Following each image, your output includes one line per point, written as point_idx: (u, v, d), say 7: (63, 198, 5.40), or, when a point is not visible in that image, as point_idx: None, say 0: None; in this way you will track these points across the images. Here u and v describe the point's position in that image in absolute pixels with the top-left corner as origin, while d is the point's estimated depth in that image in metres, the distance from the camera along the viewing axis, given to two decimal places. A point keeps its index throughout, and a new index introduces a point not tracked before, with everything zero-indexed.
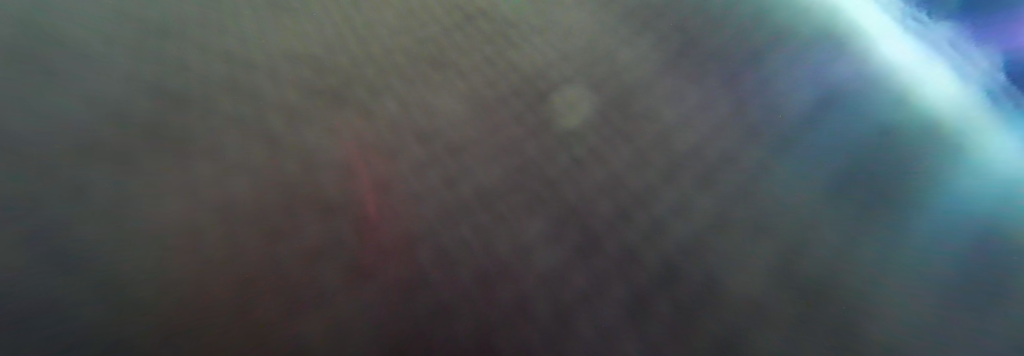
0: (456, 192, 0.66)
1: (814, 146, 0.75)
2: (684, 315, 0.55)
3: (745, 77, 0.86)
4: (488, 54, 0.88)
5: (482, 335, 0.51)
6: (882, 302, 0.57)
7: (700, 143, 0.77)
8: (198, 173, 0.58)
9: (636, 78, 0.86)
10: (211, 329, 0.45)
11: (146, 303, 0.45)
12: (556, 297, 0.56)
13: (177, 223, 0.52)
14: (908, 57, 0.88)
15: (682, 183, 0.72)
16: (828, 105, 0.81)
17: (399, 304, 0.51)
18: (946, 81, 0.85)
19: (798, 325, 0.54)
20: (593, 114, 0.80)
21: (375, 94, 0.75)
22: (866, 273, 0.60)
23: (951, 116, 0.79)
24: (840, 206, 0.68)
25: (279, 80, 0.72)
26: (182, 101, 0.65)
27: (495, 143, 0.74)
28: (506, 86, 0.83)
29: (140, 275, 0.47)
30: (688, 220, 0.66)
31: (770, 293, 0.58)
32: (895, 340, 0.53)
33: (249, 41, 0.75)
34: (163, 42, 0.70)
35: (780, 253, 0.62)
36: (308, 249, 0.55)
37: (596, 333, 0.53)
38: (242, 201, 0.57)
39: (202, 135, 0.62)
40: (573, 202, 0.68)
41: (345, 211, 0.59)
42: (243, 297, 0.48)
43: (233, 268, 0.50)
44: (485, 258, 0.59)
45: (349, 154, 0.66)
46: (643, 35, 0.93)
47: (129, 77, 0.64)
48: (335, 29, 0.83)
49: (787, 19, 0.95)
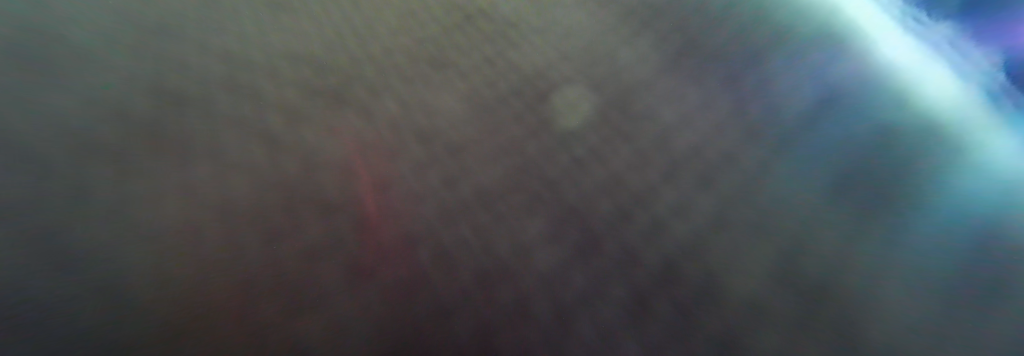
0: (456, 191, 0.66)
1: (814, 147, 0.75)
2: (685, 314, 0.55)
3: (745, 77, 0.86)
4: (488, 54, 0.88)
5: (482, 334, 0.50)
6: (882, 302, 0.57)
7: (700, 143, 0.77)
8: (199, 173, 0.58)
9: (636, 78, 0.86)
10: (211, 330, 0.45)
11: (146, 304, 0.45)
12: (557, 298, 0.56)
13: (177, 223, 0.53)
14: (907, 57, 0.88)
15: (682, 183, 0.72)
16: (828, 105, 0.81)
17: (399, 304, 0.51)
18: (946, 81, 0.85)
19: (797, 325, 0.54)
20: (592, 114, 0.80)
21: (376, 94, 0.76)
22: (866, 274, 0.60)
23: (951, 116, 0.79)
24: (840, 206, 0.68)
25: (280, 81, 0.72)
26: (183, 101, 0.65)
27: (495, 142, 0.74)
28: (506, 86, 0.83)
29: (139, 276, 0.47)
30: (687, 220, 0.67)
31: (771, 294, 0.58)
32: (896, 339, 0.53)
33: (249, 41, 0.76)
34: (163, 43, 0.71)
35: (781, 253, 0.62)
36: (308, 249, 0.55)
37: (596, 333, 0.53)
38: (241, 201, 0.57)
39: (202, 135, 0.62)
40: (573, 202, 0.68)
41: (345, 211, 0.60)
42: (243, 297, 0.48)
43: (234, 268, 0.51)
44: (485, 258, 0.59)
45: (349, 154, 0.66)
46: (643, 34, 0.93)
47: (131, 77, 0.65)
48: (334, 28, 0.83)
49: (787, 19, 0.95)
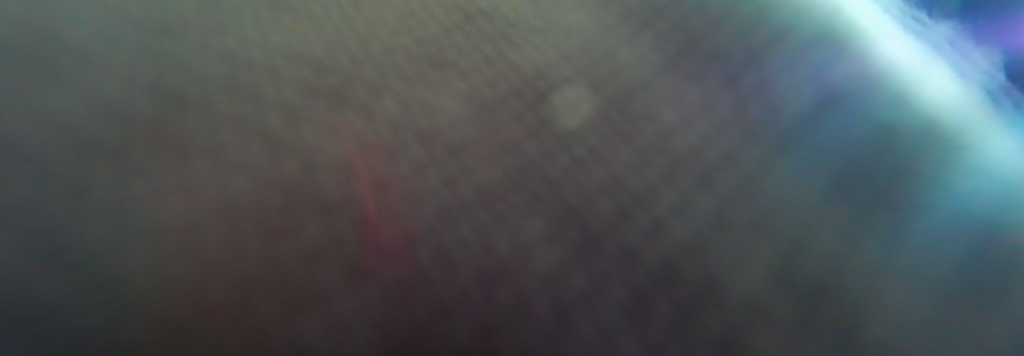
0: (456, 192, 0.66)
1: (814, 147, 0.75)
2: (684, 315, 0.55)
3: (746, 76, 0.86)
4: (488, 54, 0.88)
5: (482, 334, 0.51)
6: (883, 303, 0.57)
7: (699, 143, 0.77)
8: (198, 174, 0.58)
9: (636, 78, 0.86)
10: (211, 330, 0.45)
11: (146, 302, 0.45)
12: (557, 298, 0.56)
13: (177, 223, 0.53)
14: (908, 56, 0.88)
15: (681, 183, 0.72)
16: (828, 104, 0.81)
17: (399, 305, 0.51)
18: (946, 81, 0.85)
19: (798, 326, 0.54)
20: (592, 115, 0.80)
21: (375, 94, 0.75)
22: (866, 275, 0.60)
23: (951, 116, 0.79)
24: (839, 206, 0.68)
25: (280, 80, 0.72)
26: (183, 101, 0.65)
27: (495, 143, 0.74)
28: (506, 86, 0.83)
29: (137, 277, 0.47)
30: (687, 220, 0.66)
31: (770, 293, 0.58)
32: (895, 340, 0.53)
33: (250, 41, 0.76)
34: (164, 43, 0.71)
35: (780, 252, 0.62)
36: (308, 250, 0.55)
37: (596, 334, 0.53)
38: (243, 200, 0.57)
39: (201, 136, 0.62)
40: (573, 202, 0.68)
41: (345, 212, 0.59)
42: (241, 297, 0.48)
43: (235, 268, 0.51)
44: (485, 258, 0.59)
45: (349, 154, 0.66)
46: (643, 34, 0.93)
47: (131, 78, 0.65)
48: (334, 28, 0.83)
49: (787, 19, 0.95)
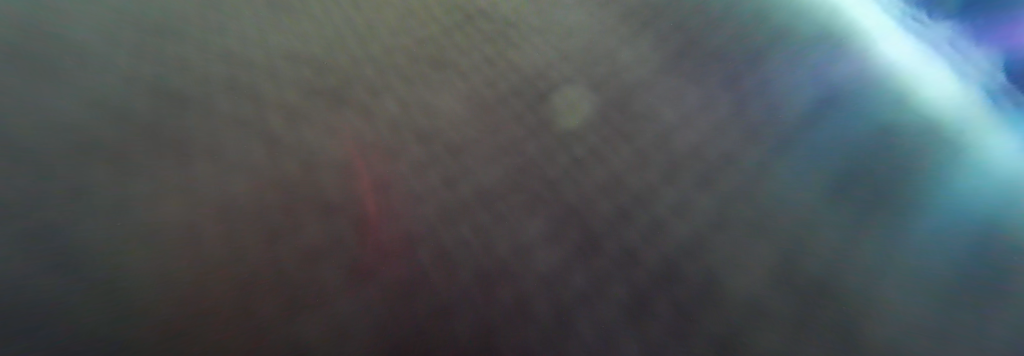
0: (456, 191, 0.66)
1: (814, 146, 0.75)
2: (684, 314, 0.55)
3: (746, 76, 0.86)
4: (488, 54, 0.88)
5: (483, 333, 0.50)
6: (883, 303, 0.57)
7: (699, 142, 0.77)
8: (197, 174, 0.58)
9: (636, 78, 0.86)
10: (211, 328, 0.44)
11: (146, 301, 0.45)
12: (557, 297, 0.56)
13: (177, 223, 0.53)
14: (907, 57, 0.88)
15: (681, 183, 0.72)
16: (828, 104, 0.81)
17: (399, 304, 0.51)
18: (945, 82, 0.85)
19: (798, 325, 0.54)
20: (592, 115, 0.80)
21: (376, 94, 0.75)
22: (866, 274, 0.60)
23: (950, 116, 0.79)
24: (839, 207, 0.68)
25: (280, 80, 0.72)
26: (183, 101, 0.65)
27: (495, 143, 0.74)
28: (506, 86, 0.83)
29: (137, 277, 0.46)
30: (687, 219, 0.66)
31: (770, 293, 0.58)
32: (894, 340, 0.53)
33: (250, 41, 0.76)
34: (165, 43, 0.71)
35: (780, 252, 0.62)
36: (307, 250, 0.55)
37: (596, 333, 0.53)
38: (242, 200, 0.57)
39: (201, 135, 0.62)
40: (573, 202, 0.68)
41: (345, 211, 0.59)
42: (242, 296, 0.48)
43: (236, 267, 0.51)
44: (484, 258, 0.59)
45: (349, 154, 0.66)
46: (643, 34, 0.93)
47: (131, 78, 0.65)
48: (334, 28, 0.83)
49: (787, 20, 0.95)
